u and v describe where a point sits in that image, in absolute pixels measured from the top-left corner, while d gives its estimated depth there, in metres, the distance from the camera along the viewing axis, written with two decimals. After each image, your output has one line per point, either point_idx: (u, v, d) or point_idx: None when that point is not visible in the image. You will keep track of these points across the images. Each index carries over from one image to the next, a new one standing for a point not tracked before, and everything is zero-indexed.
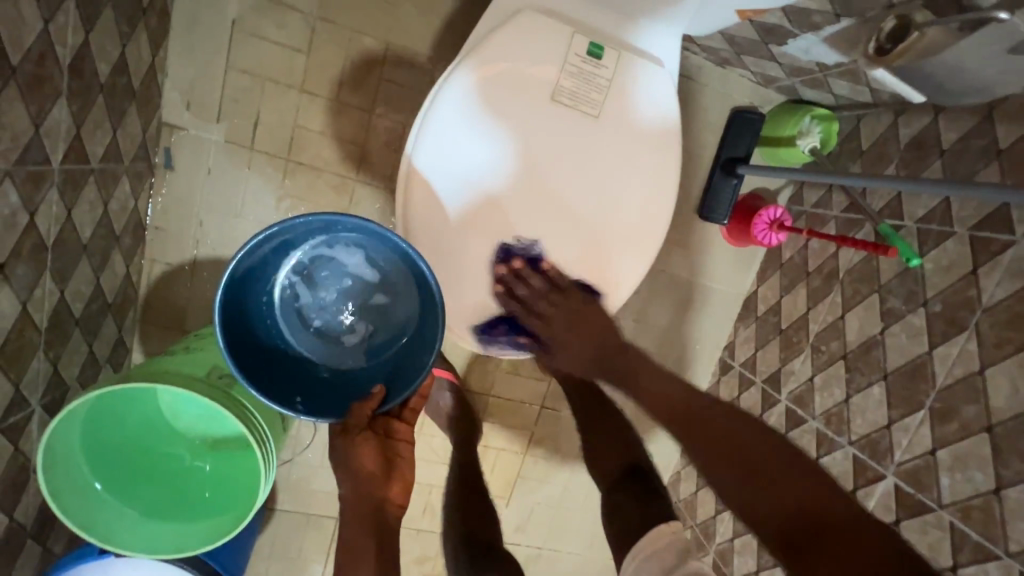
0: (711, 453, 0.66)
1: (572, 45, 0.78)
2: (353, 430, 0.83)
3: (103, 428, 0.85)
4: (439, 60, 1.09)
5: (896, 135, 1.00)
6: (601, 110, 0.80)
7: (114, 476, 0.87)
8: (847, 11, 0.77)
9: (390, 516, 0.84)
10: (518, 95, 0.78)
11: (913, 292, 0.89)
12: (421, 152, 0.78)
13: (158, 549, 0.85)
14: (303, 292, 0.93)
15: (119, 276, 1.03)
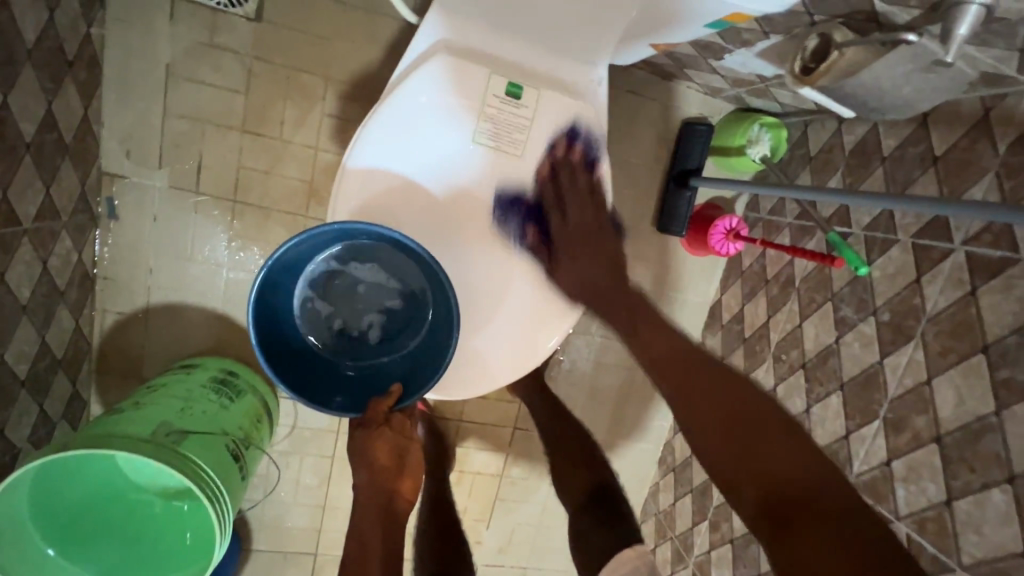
0: (704, 411, 0.61)
1: (490, 85, 0.77)
2: (372, 423, 0.79)
3: (45, 498, 0.81)
4: (381, 91, 1.08)
5: (841, 141, 1.00)
6: (524, 149, 0.80)
7: (67, 540, 0.84)
8: (774, 29, 0.77)
9: (400, 512, 0.80)
10: (471, 103, 0.77)
11: (864, 300, 0.89)
12: (350, 206, 0.78)
13: None
14: (321, 305, 0.87)
15: (67, 331, 1.01)
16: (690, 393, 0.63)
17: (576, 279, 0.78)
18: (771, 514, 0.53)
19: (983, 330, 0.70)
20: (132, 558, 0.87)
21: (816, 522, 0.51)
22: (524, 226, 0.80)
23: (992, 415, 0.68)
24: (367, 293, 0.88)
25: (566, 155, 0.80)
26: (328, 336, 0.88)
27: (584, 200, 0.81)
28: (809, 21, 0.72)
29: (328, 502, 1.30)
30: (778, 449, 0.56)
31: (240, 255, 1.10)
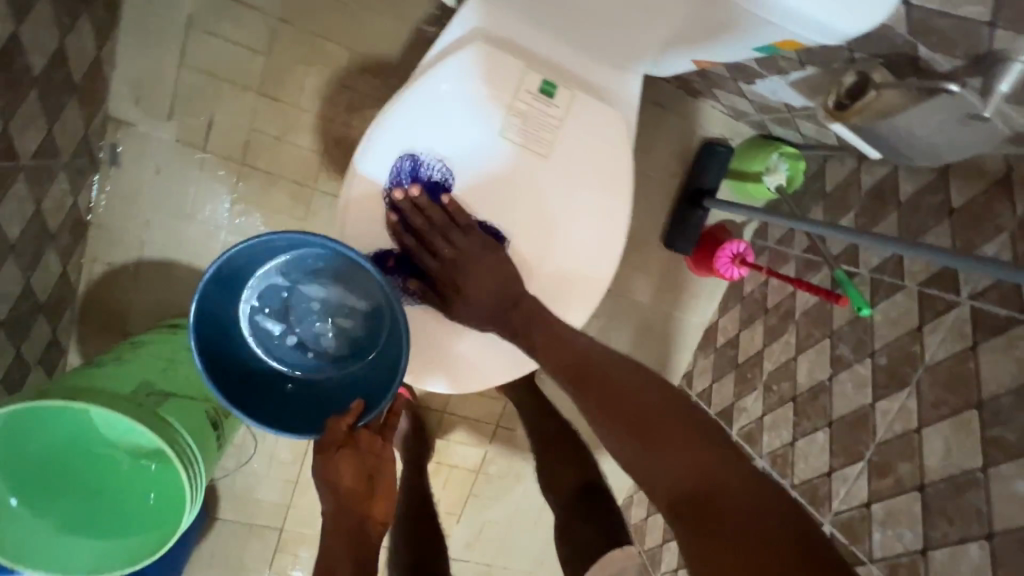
0: (609, 414, 0.61)
1: (524, 80, 0.76)
2: (330, 447, 0.80)
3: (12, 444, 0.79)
4: (405, 70, 1.06)
5: (859, 181, 1.00)
6: (551, 151, 0.78)
7: (31, 491, 0.81)
8: (811, 60, 0.77)
9: (372, 539, 0.78)
10: (500, 98, 0.76)
11: (862, 341, 0.90)
12: (365, 183, 0.77)
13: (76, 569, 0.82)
14: (272, 321, 0.93)
15: (54, 275, 0.98)
16: (600, 393, 0.63)
17: (475, 310, 0.76)
18: (684, 513, 0.51)
19: (979, 386, 0.71)
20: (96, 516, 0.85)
21: (720, 525, 0.49)
22: (408, 278, 0.79)
23: (979, 471, 0.68)
24: (319, 310, 0.94)
25: (404, 198, 0.76)
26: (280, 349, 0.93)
27: (443, 229, 0.77)
28: (848, 57, 0.72)
29: (301, 479, 1.29)
30: (687, 440, 0.55)
31: (241, 220, 1.07)
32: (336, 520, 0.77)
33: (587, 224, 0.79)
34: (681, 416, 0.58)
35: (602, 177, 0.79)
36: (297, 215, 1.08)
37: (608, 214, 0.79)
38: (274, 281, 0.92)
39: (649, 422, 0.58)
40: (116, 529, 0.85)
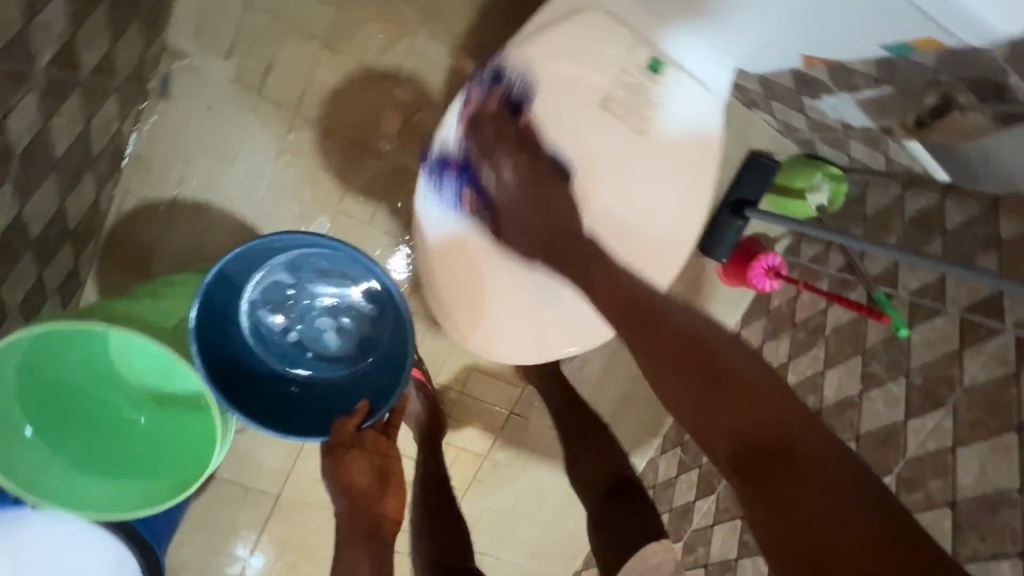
0: (674, 363, 0.61)
1: (632, 54, 0.77)
2: (338, 448, 0.78)
3: (36, 366, 0.76)
4: (472, 43, 1.06)
5: (901, 208, 1.03)
6: (647, 126, 0.78)
7: (48, 421, 0.79)
8: (889, 79, 0.77)
9: (387, 533, 0.80)
10: (606, 64, 0.77)
11: (896, 361, 0.92)
12: (457, 134, 0.77)
13: (82, 506, 0.77)
14: (274, 318, 0.91)
15: (87, 202, 0.94)
16: (659, 334, 0.64)
17: (529, 232, 0.76)
18: (743, 465, 0.53)
19: (1021, 409, 0.73)
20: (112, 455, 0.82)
21: (784, 487, 0.50)
22: (459, 188, 0.78)
23: (1016, 491, 0.70)
24: (325, 311, 0.92)
25: (488, 100, 0.77)
26: (276, 347, 0.91)
27: (507, 131, 0.77)
28: (932, 78, 0.72)
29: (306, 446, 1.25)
30: (745, 389, 0.57)
31: (286, 171, 1.05)
32: (352, 519, 0.78)
33: (665, 212, 0.80)
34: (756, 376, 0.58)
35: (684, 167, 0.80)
36: (344, 173, 1.07)
37: (680, 209, 0.80)
38: (279, 278, 0.90)
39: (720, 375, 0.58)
40: (128, 469, 0.82)
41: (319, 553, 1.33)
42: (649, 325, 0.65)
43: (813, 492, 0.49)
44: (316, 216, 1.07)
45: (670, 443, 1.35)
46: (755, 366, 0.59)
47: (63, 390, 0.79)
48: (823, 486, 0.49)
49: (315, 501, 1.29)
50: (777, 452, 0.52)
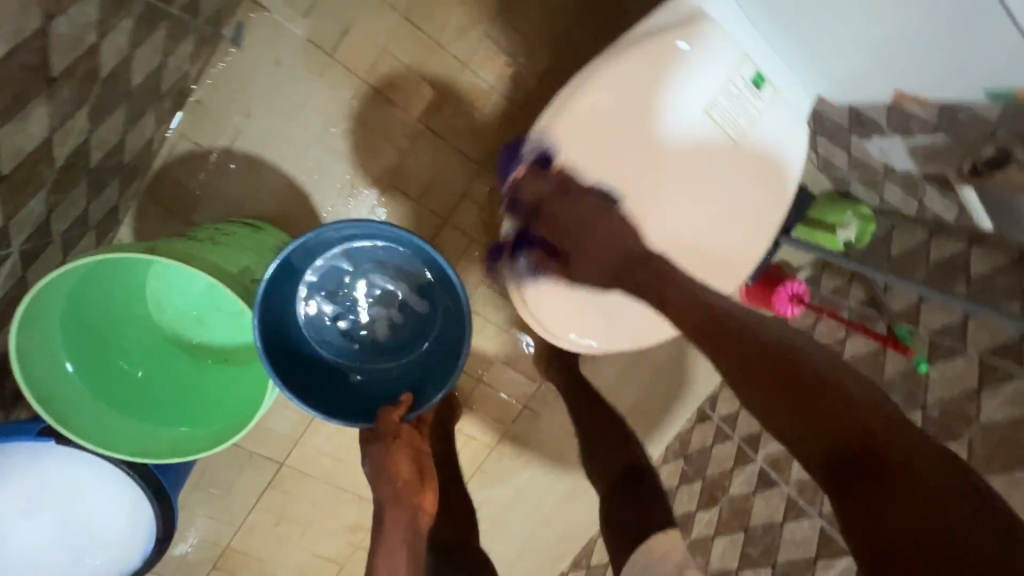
0: (759, 373, 0.56)
1: (740, 66, 0.80)
2: (386, 436, 0.85)
3: (87, 304, 0.81)
4: (544, 38, 1.08)
5: (927, 252, 1.08)
6: (742, 138, 0.82)
7: (86, 363, 0.81)
8: (946, 128, 0.81)
9: (423, 525, 0.79)
10: (717, 72, 0.79)
11: (913, 394, 0.98)
12: (569, 119, 0.77)
13: (117, 447, 0.79)
14: (327, 302, 0.98)
15: (143, 140, 0.92)
16: (732, 348, 0.59)
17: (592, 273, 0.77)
18: (835, 471, 0.49)
19: None
20: (153, 400, 0.86)
21: (884, 491, 0.45)
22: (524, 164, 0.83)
23: None
24: (375, 301, 1.02)
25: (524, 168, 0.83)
26: (331, 334, 0.99)
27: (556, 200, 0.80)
28: (990, 132, 0.77)
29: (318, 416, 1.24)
30: (826, 390, 0.52)
31: (345, 137, 1.05)
32: (394, 504, 0.78)
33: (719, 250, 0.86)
34: (850, 395, 0.51)
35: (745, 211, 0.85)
36: (402, 148, 1.07)
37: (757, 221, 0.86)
38: (339, 264, 0.97)
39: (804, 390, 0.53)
40: (158, 417, 0.85)
41: (315, 525, 1.32)
42: (720, 338, 0.60)
43: (912, 499, 0.44)
44: (368, 185, 1.07)
45: (674, 453, 1.38)
46: (847, 376, 0.53)
47: (99, 336, 0.84)
48: (926, 492, 0.44)
49: (318, 473, 1.28)
50: (869, 455, 0.47)
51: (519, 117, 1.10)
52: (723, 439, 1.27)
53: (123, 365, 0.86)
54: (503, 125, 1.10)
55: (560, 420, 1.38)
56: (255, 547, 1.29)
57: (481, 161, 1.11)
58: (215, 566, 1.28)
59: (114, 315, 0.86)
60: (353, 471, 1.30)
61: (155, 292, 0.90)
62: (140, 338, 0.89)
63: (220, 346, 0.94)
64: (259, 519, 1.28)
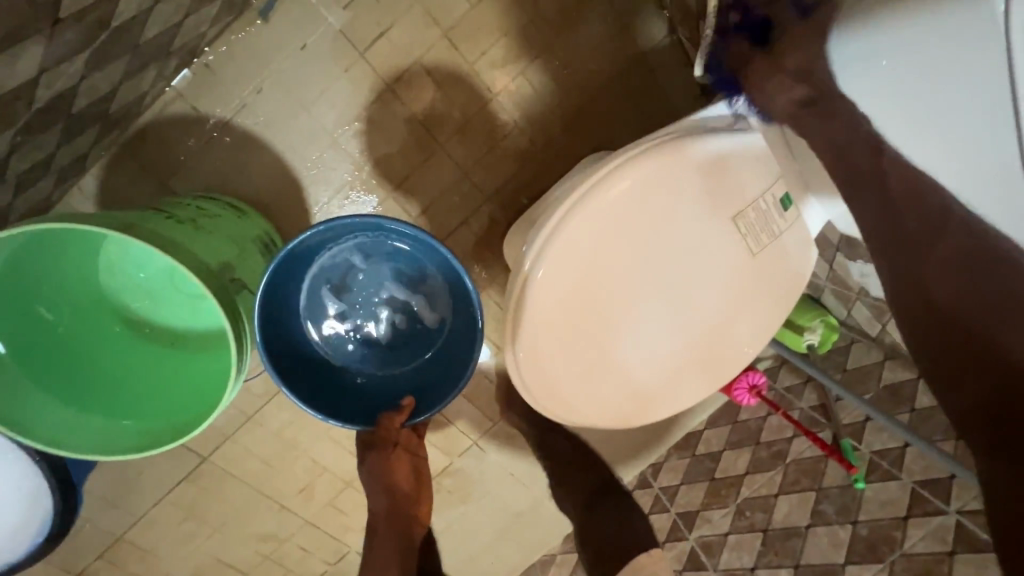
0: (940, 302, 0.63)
1: (774, 185, 0.78)
2: (387, 447, 0.89)
3: (32, 266, 0.74)
4: (578, 87, 1.07)
5: (879, 373, 1.13)
6: (760, 250, 0.79)
7: (21, 342, 0.74)
8: None
9: (416, 535, 0.90)
10: (744, 182, 0.76)
11: (847, 507, 1.03)
12: (585, 210, 0.71)
13: (38, 439, 0.71)
14: (334, 293, 1.00)
15: (137, 92, 0.84)
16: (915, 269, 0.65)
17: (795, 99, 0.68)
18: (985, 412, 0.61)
19: None
20: (86, 389, 0.78)
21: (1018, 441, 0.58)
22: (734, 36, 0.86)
23: None
24: (379, 300, 1.03)
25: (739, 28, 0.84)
26: (331, 326, 1.01)
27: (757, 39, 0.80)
28: None
29: (256, 416, 1.16)
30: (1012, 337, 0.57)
31: (357, 137, 1.00)
32: (392, 520, 0.88)
33: (720, 351, 0.84)
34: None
35: (759, 313, 0.83)
36: (412, 161, 1.03)
37: (757, 331, 0.84)
38: (351, 259, 1.00)
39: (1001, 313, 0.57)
40: (91, 408, 0.78)
41: (226, 528, 1.23)
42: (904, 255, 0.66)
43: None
44: (368, 191, 1.03)
45: None
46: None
47: (40, 313, 0.77)
48: None
49: (242, 475, 1.19)
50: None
51: (536, 157, 1.09)
52: (660, 511, 1.29)
53: (64, 347, 0.79)
54: (519, 162, 1.08)
55: (506, 462, 1.34)
56: (154, 540, 1.20)
57: (489, 193, 1.08)
58: (105, 553, 1.18)
59: (60, 293, 0.79)
60: (280, 479, 1.22)
61: (112, 261, 0.84)
62: (88, 320, 0.82)
63: (175, 330, 0.88)
64: (166, 512, 1.18)
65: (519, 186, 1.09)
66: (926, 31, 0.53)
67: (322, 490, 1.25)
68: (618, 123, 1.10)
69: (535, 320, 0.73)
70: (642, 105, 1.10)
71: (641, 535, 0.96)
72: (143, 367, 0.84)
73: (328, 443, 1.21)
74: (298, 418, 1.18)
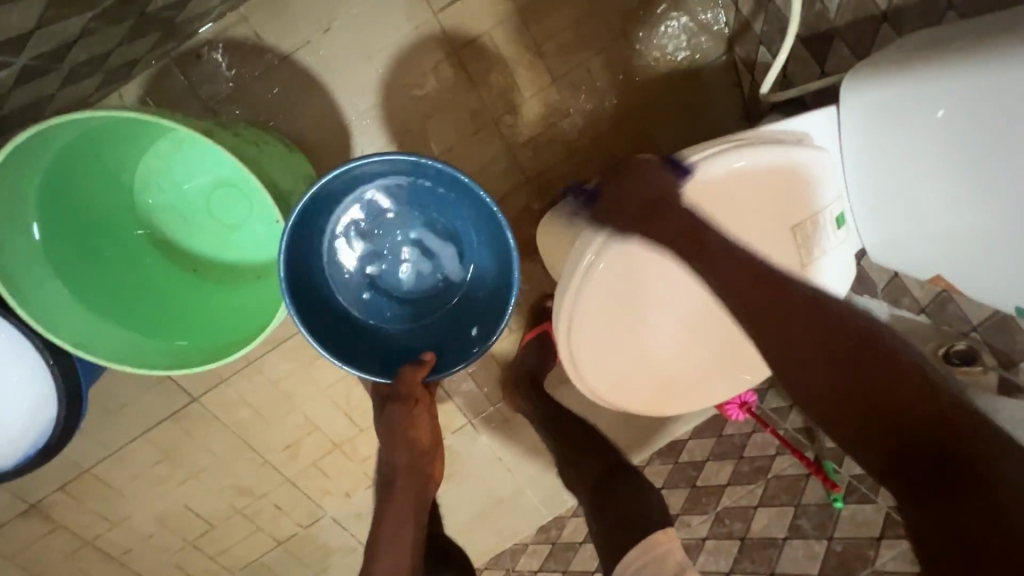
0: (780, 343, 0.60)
1: (831, 203, 0.81)
2: (411, 399, 0.91)
3: (77, 157, 0.75)
4: (634, 87, 1.09)
5: None
6: (808, 261, 0.83)
7: (57, 234, 0.76)
8: (933, 313, 0.93)
9: (428, 496, 0.93)
10: (795, 196, 0.79)
11: (824, 524, 1.09)
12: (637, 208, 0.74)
13: (64, 332, 0.72)
14: (360, 239, 1.01)
15: (206, 7, 0.81)
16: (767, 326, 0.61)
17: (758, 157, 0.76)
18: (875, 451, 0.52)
19: None
20: (112, 296, 0.79)
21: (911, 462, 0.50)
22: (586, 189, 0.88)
23: None
24: (407, 250, 1.04)
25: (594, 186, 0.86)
26: (357, 275, 1.03)
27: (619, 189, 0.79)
28: (967, 328, 0.90)
29: (257, 362, 1.12)
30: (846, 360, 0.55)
31: (413, 96, 0.99)
32: (409, 475, 0.91)
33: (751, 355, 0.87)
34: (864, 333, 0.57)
35: None
36: (464, 130, 1.03)
37: None
38: (379, 205, 1.01)
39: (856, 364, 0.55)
40: (115, 315, 0.78)
41: (201, 476, 1.18)
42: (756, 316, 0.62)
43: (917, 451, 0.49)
44: (415, 153, 1.02)
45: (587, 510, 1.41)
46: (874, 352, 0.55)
47: (80, 209, 0.79)
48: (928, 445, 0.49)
49: (229, 422, 1.15)
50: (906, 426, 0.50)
51: (583, 148, 1.10)
52: None
53: (97, 249, 0.80)
54: (564, 150, 1.09)
55: (496, 446, 1.34)
56: (123, 479, 1.14)
57: (531, 175, 1.09)
58: (66, 486, 1.11)
59: (102, 195, 0.81)
60: (267, 432, 1.18)
61: (150, 176, 0.84)
62: (121, 226, 0.83)
63: (203, 257, 0.87)
64: (141, 450, 1.12)
65: (560, 174, 1.10)
66: (976, 76, 0.61)
67: (308, 450, 1.22)
68: (663, 131, 1.12)
69: (586, 304, 0.76)
70: (689, 116, 1.12)
71: (651, 509, 1.00)
72: (172, 286, 0.84)
73: (323, 402, 1.18)
74: (299, 371, 1.15)
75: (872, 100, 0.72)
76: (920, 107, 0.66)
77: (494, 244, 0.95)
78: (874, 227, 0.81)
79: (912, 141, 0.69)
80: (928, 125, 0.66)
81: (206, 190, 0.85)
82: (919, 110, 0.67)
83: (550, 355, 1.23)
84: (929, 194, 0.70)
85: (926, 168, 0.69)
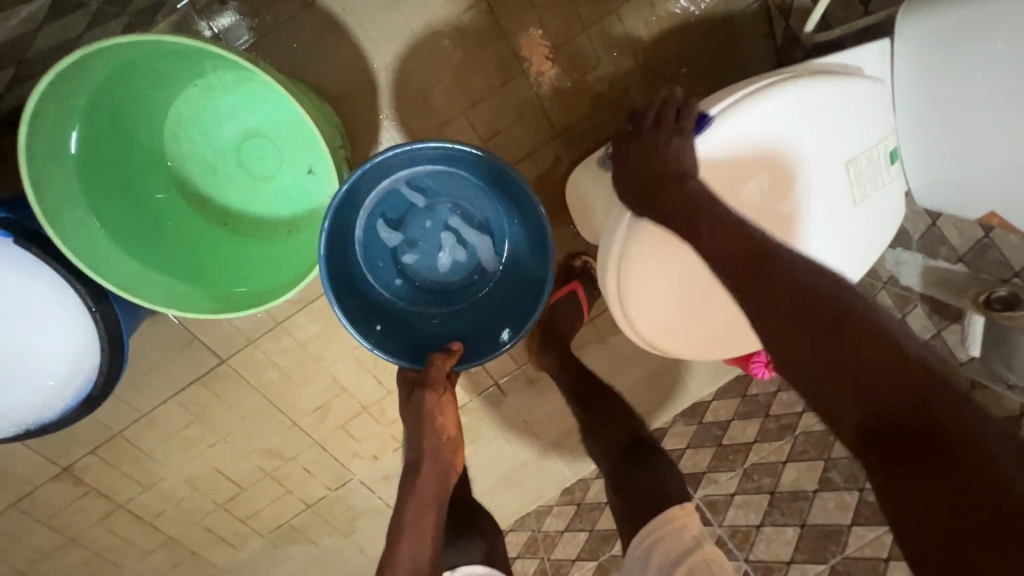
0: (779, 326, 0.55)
1: (877, 145, 0.79)
2: (440, 385, 0.88)
3: (114, 92, 0.76)
4: (665, 35, 1.06)
5: None
6: (853, 204, 0.81)
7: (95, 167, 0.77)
8: (971, 262, 0.93)
9: (450, 482, 0.87)
10: (837, 143, 0.78)
11: (855, 475, 1.10)
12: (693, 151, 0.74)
13: (100, 268, 0.74)
14: (391, 225, 1.00)
15: None
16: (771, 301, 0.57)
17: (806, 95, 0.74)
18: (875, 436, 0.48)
19: None
20: (145, 239, 0.81)
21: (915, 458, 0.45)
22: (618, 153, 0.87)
23: None
24: (439, 235, 1.02)
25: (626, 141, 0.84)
26: (389, 263, 1.01)
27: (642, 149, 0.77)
28: (1006, 274, 0.88)
29: (285, 324, 1.11)
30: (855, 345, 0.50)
31: (440, 46, 0.96)
32: (434, 459, 0.85)
33: None
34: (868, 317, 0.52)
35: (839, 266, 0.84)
36: (492, 81, 1.01)
37: None
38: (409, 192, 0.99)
39: (851, 352, 0.50)
40: (148, 256, 0.80)
41: (231, 439, 1.18)
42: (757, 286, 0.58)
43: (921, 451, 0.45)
44: (443, 106, 0.99)
45: None
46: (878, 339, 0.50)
47: (116, 145, 0.79)
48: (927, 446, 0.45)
49: (258, 385, 1.14)
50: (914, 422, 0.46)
51: (613, 100, 1.07)
52: None
53: (131, 187, 0.81)
54: (593, 104, 1.07)
55: (522, 409, 1.34)
56: (154, 443, 1.14)
57: (560, 128, 1.06)
58: (99, 450, 1.12)
59: (136, 132, 0.81)
60: (295, 395, 1.17)
61: (179, 121, 0.84)
62: (154, 166, 0.84)
63: (233, 208, 0.88)
64: (171, 413, 1.12)
65: (590, 127, 1.08)
66: None
67: (336, 413, 1.22)
68: (693, 82, 1.09)
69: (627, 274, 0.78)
70: (720, 67, 1.10)
71: (671, 484, 0.99)
72: (202, 235, 0.86)
73: (352, 365, 1.18)
74: (326, 334, 1.14)
75: (924, 33, 0.71)
76: (975, 35, 0.66)
77: (528, 225, 0.94)
78: (924, 167, 0.79)
79: (966, 71, 0.68)
80: (983, 52, 0.66)
81: (237, 138, 0.85)
82: (972, 37, 0.66)
83: (579, 315, 1.22)
84: (983, 126, 0.69)
85: (979, 99, 0.68)
